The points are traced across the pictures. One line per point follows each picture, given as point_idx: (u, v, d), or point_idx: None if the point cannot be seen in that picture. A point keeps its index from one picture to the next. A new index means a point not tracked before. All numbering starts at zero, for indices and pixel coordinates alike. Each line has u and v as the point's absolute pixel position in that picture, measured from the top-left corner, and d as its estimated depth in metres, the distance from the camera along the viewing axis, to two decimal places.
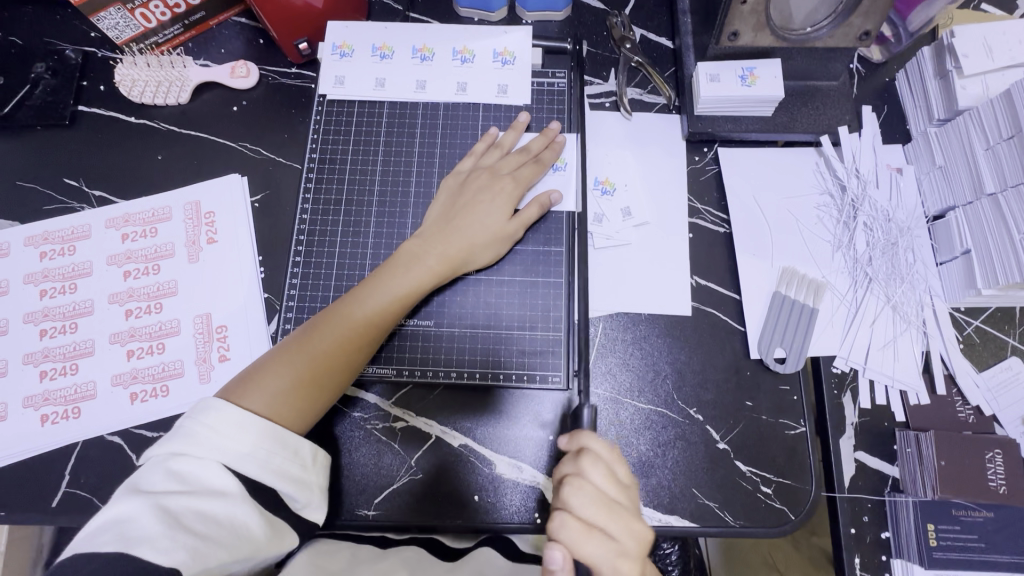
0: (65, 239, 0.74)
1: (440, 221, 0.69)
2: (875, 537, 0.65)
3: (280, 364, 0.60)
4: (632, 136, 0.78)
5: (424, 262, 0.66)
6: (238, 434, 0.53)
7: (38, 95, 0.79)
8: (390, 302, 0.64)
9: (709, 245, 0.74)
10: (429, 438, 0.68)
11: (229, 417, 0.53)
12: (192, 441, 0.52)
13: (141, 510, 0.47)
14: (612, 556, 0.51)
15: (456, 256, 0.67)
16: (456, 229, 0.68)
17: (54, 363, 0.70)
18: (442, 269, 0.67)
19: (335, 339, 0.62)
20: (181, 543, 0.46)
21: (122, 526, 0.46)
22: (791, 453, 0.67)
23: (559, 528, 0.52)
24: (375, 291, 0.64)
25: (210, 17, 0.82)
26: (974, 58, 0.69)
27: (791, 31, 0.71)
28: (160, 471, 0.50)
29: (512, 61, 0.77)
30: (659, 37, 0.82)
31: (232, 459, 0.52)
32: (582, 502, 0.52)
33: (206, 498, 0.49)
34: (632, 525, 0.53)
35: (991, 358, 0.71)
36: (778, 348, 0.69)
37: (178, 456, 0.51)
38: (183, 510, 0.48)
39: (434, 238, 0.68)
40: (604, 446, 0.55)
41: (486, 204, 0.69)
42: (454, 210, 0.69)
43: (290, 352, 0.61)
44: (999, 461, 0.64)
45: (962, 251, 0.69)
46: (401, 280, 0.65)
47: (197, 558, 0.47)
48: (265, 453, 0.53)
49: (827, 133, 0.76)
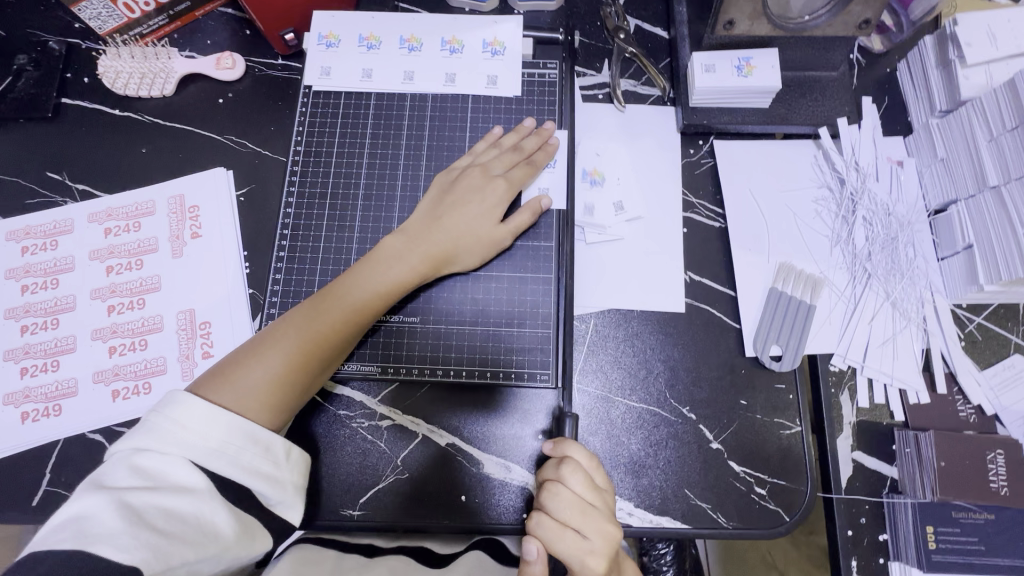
0: (47, 234, 0.73)
1: (425, 218, 0.67)
2: (873, 539, 0.63)
3: (253, 359, 0.58)
4: (626, 128, 0.76)
5: (406, 260, 0.65)
6: (206, 429, 0.52)
7: (21, 87, 0.78)
8: (369, 298, 0.63)
9: (703, 239, 0.73)
10: (415, 436, 0.66)
11: (197, 412, 0.52)
12: (157, 436, 0.50)
13: (102, 505, 0.45)
14: (582, 554, 0.50)
15: (439, 253, 0.66)
16: (440, 225, 0.66)
17: (35, 360, 0.69)
18: (424, 267, 0.65)
19: (309, 335, 0.60)
20: (143, 541, 0.44)
21: (81, 522, 0.44)
22: (787, 453, 0.65)
23: (536, 522, 0.51)
24: (353, 288, 0.63)
25: (195, 8, 0.80)
26: (978, 46, 0.67)
27: (789, 19, 0.69)
28: (123, 466, 0.49)
29: (502, 51, 0.76)
30: (654, 27, 0.80)
31: (202, 455, 0.51)
32: (556, 504, 0.51)
33: (171, 494, 0.48)
34: (607, 530, 0.51)
35: (993, 356, 0.69)
36: (773, 345, 0.68)
37: (142, 451, 0.50)
38: (148, 507, 0.47)
39: (418, 234, 0.66)
40: (585, 452, 0.55)
41: (475, 203, 0.67)
42: (442, 205, 0.68)
43: (262, 346, 0.60)
44: (1001, 461, 0.62)
45: (964, 246, 0.67)
46: (381, 276, 0.64)
47: (160, 558, 0.45)
48: (236, 447, 0.52)
49: (826, 124, 0.74)
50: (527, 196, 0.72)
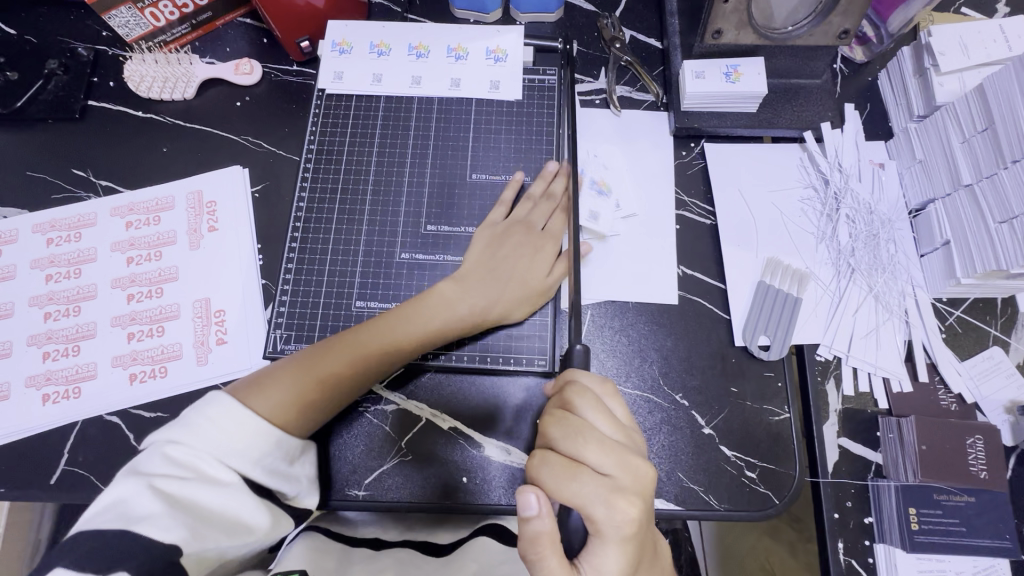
0: (71, 226, 0.77)
1: (478, 261, 0.70)
2: (859, 522, 0.66)
3: (300, 372, 0.60)
4: (621, 131, 0.80)
5: (459, 308, 0.67)
6: (240, 432, 0.52)
7: (50, 90, 0.83)
8: (417, 336, 0.65)
9: (695, 236, 0.76)
10: (419, 420, 0.69)
11: (235, 413, 0.53)
12: (192, 431, 0.51)
13: (139, 490, 0.47)
14: (601, 490, 0.47)
15: (487, 309, 0.67)
16: (490, 279, 0.68)
17: (57, 345, 0.72)
18: (471, 320, 0.67)
19: (356, 361, 0.63)
20: (182, 522, 0.47)
21: (123, 505, 0.47)
22: (775, 438, 0.68)
23: (542, 465, 0.49)
24: (407, 327, 0.65)
25: (216, 18, 0.85)
26: (951, 55, 0.72)
27: (774, 30, 0.74)
28: (156, 456, 0.50)
29: (504, 58, 0.80)
30: (648, 38, 0.85)
31: (231, 457, 0.52)
32: (567, 437, 0.49)
33: (204, 487, 0.50)
34: (628, 460, 0.48)
35: (974, 347, 0.72)
36: (762, 336, 0.71)
37: (175, 443, 0.51)
38: (182, 494, 0.49)
39: (472, 277, 0.68)
40: (594, 379, 0.54)
41: (524, 262, 0.70)
42: (489, 259, 0.70)
43: (310, 363, 0.62)
44: (981, 446, 0.65)
45: (942, 242, 0.71)
46: (433, 320, 0.66)
47: (197, 540, 0.48)
48: (264, 452, 0.53)
49: (810, 128, 0.79)
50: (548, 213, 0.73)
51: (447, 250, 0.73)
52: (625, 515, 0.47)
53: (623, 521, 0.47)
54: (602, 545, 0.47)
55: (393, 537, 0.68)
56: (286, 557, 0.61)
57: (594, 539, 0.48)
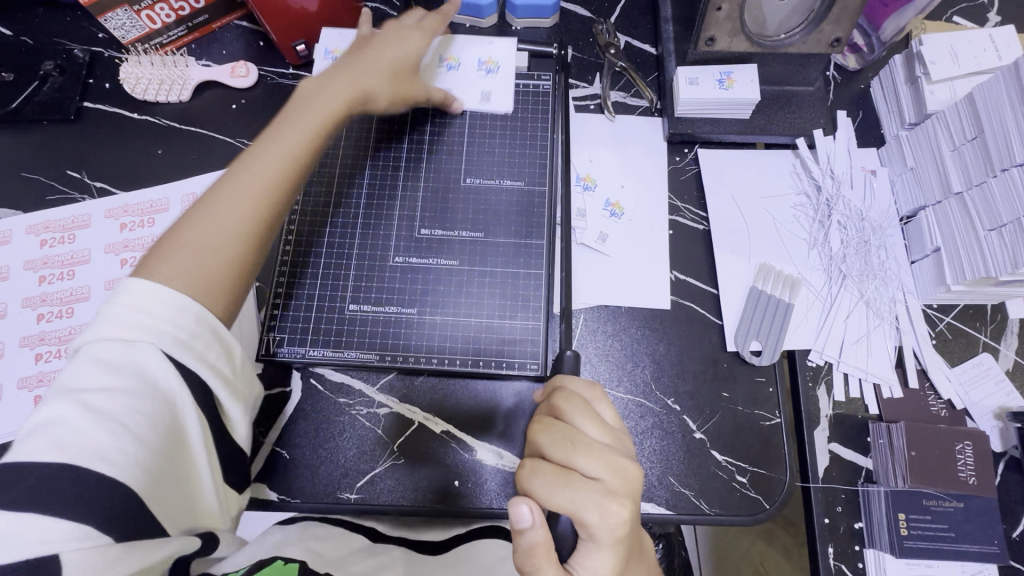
0: (65, 228, 0.76)
1: (347, 62, 0.70)
2: (849, 527, 0.66)
3: (189, 232, 0.55)
4: (615, 136, 0.81)
5: (335, 86, 0.67)
6: (163, 310, 0.49)
7: (46, 92, 0.83)
8: (306, 126, 0.63)
9: (688, 241, 0.77)
10: (412, 424, 0.69)
11: (147, 290, 0.49)
12: (117, 326, 0.48)
13: (70, 407, 0.44)
14: (594, 495, 0.47)
15: (364, 79, 0.68)
16: (361, 64, 0.69)
17: (50, 346, 0.72)
18: (348, 96, 0.67)
19: (255, 185, 0.58)
20: (128, 454, 0.44)
21: (55, 426, 0.43)
22: (766, 443, 0.69)
23: (532, 475, 0.49)
24: (288, 119, 0.64)
25: (213, 20, 0.85)
26: (942, 64, 0.72)
27: (766, 37, 0.74)
28: (84, 363, 0.46)
29: (496, 70, 0.80)
30: (643, 44, 0.86)
31: (168, 345, 0.48)
32: (556, 444, 0.49)
33: (139, 391, 0.46)
34: (618, 462, 0.49)
35: (964, 354, 0.72)
36: (754, 341, 0.71)
37: (102, 350, 0.47)
38: (113, 404, 0.45)
39: (343, 73, 0.68)
40: (581, 385, 0.55)
41: (393, 48, 0.72)
42: (359, 56, 0.71)
43: (198, 210, 0.56)
44: (969, 452, 0.65)
45: (932, 249, 0.71)
46: (310, 106, 0.64)
47: (145, 472, 0.45)
48: (194, 336, 0.50)
49: (803, 135, 0.79)
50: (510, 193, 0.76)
51: (441, 255, 0.74)
52: (619, 518, 0.47)
53: (616, 524, 0.47)
54: (595, 549, 0.47)
55: (387, 529, 0.67)
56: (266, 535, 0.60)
57: (588, 543, 0.48)
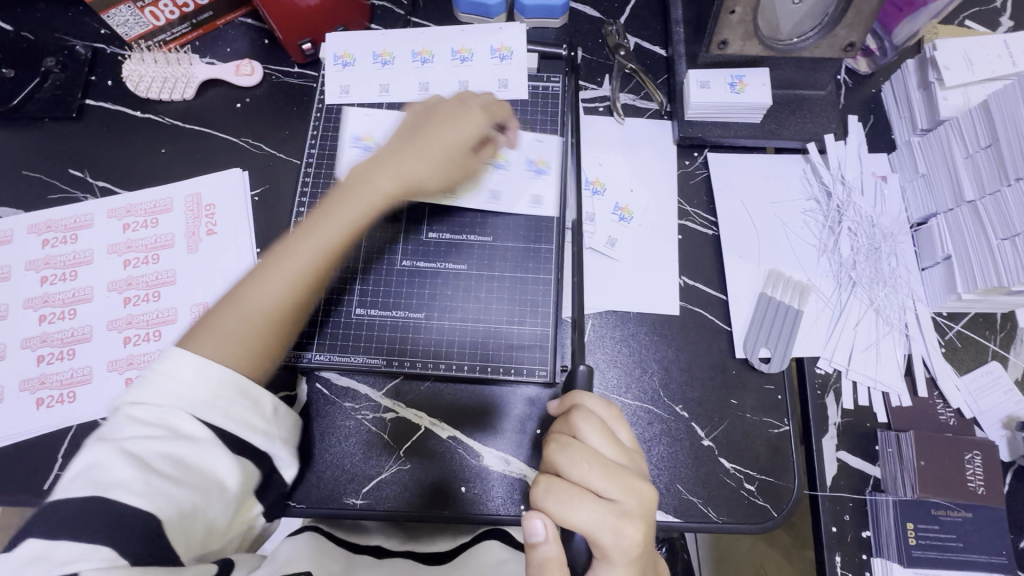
0: (68, 228, 0.76)
1: (399, 142, 0.68)
2: (856, 536, 0.66)
3: (236, 302, 0.56)
4: (624, 139, 0.80)
5: (378, 183, 0.65)
6: (199, 376, 0.49)
7: (47, 89, 0.82)
8: (348, 219, 0.62)
9: (697, 246, 0.76)
10: (418, 428, 0.69)
11: (182, 358, 0.50)
12: (152, 387, 0.49)
13: (108, 454, 0.44)
14: (610, 518, 0.46)
15: (410, 176, 0.66)
16: (413, 147, 0.67)
17: (52, 348, 0.71)
18: (395, 189, 0.65)
19: (298, 266, 0.59)
20: (152, 487, 0.44)
21: (93, 471, 0.44)
22: (774, 451, 0.68)
23: (546, 494, 0.48)
24: (343, 198, 0.64)
25: (217, 17, 0.84)
26: (955, 70, 0.72)
27: (779, 41, 0.73)
28: (120, 417, 0.47)
29: (509, 56, 0.80)
30: (653, 45, 0.85)
31: (205, 406, 0.49)
32: (573, 463, 0.48)
33: (176, 444, 0.47)
34: (634, 484, 0.48)
35: (971, 361, 0.72)
36: (762, 348, 0.71)
37: (140, 406, 0.48)
38: (150, 454, 0.46)
39: (391, 157, 0.66)
40: (598, 403, 0.54)
41: (447, 127, 0.67)
42: (413, 133, 0.68)
43: (249, 281, 0.58)
44: (978, 462, 0.65)
45: (943, 257, 0.71)
46: (359, 195, 0.64)
47: (169, 505, 0.44)
48: (228, 400, 0.50)
49: (814, 140, 0.78)
50: (516, 194, 0.74)
51: (448, 258, 0.73)
52: (631, 540, 0.47)
53: (629, 545, 0.47)
54: (607, 569, 0.47)
55: (391, 545, 0.68)
56: (281, 548, 0.61)
57: (601, 563, 0.48)
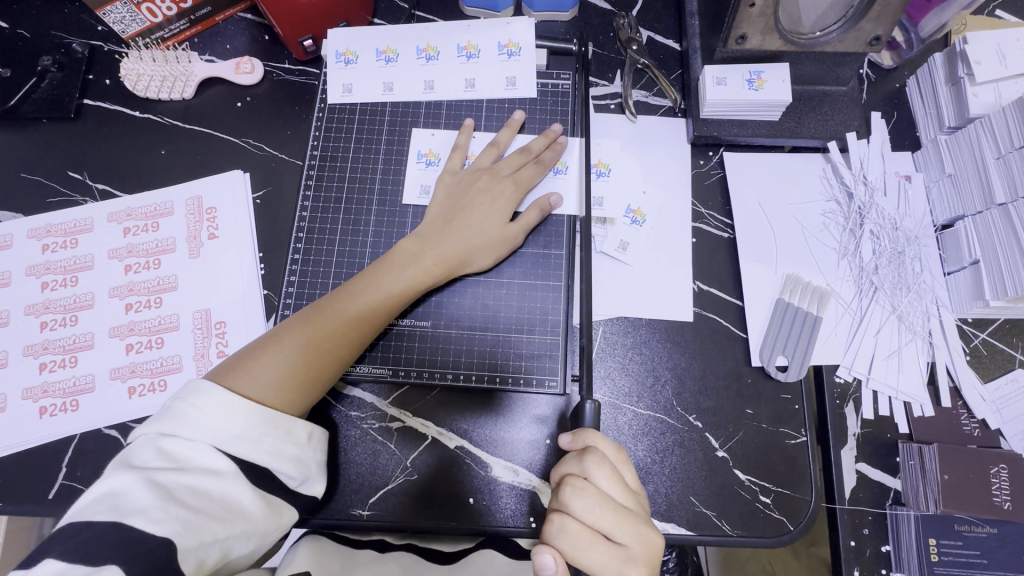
0: (67, 232, 0.74)
1: (440, 220, 0.69)
2: (875, 550, 0.64)
3: (280, 347, 0.60)
4: (637, 138, 0.77)
5: (421, 261, 0.66)
6: (228, 416, 0.53)
7: (44, 88, 0.80)
8: (392, 294, 0.65)
9: (712, 250, 0.73)
10: (425, 438, 0.67)
11: (216, 399, 0.54)
12: (183, 422, 0.52)
13: (134, 483, 0.48)
14: (617, 561, 0.49)
15: (451, 255, 0.67)
16: (451, 229, 0.68)
17: (54, 355, 0.70)
18: (437, 269, 0.66)
19: (340, 323, 0.62)
20: (174, 515, 0.47)
21: (116, 498, 0.47)
22: (792, 463, 0.66)
23: (558, 533, 0.50)
24: (389, 269, 0.66)
25: (215, 13, 0.81)
26: (987, 65, 0.68)
27: (801, 35, 0.70)
28: (150, 448, 0.51)
29: (517, 52, 0.77)
30: (666, 39, 0.81)
31: (229, 442, 0.53)
32: (586, 509, 0.50)
33: (201, 476, 0.50)
34: (640, 530, 0.51)
35: (997, 370, 0.70)
36: (779, 356, 0.69)
37: (170, 436, 0.52)
38: (175, 484, 0.49)
39: (434, 237, 0.68)
40: (608, 445, 0.55)
41: (484, 206, 0.69)
42: (453, 209, 0.69)
43: (301, 327, 0.62)
44: (1005, 476, 0.63)
45: (970, 261, 0.68)
46: (403, 272, 0.65)
47: (191, 532, 0.47)
48: (255, 436, 0.54)
49: (836, 139, 0.75)
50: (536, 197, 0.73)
51: None
52: None
53: None
54: None
55: (393, 539, 0.66)
56: (289, 561, 0.60)
57: None
